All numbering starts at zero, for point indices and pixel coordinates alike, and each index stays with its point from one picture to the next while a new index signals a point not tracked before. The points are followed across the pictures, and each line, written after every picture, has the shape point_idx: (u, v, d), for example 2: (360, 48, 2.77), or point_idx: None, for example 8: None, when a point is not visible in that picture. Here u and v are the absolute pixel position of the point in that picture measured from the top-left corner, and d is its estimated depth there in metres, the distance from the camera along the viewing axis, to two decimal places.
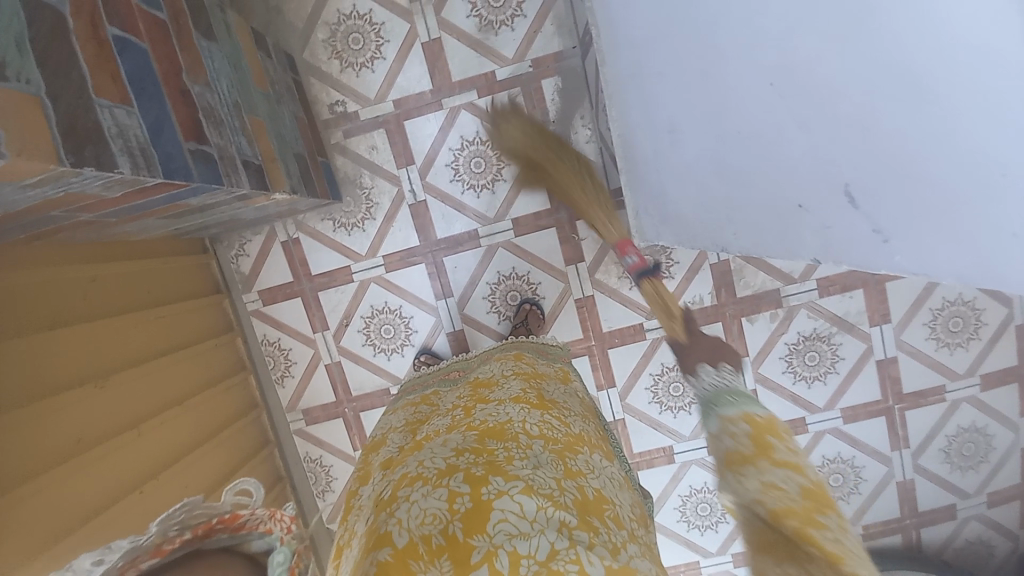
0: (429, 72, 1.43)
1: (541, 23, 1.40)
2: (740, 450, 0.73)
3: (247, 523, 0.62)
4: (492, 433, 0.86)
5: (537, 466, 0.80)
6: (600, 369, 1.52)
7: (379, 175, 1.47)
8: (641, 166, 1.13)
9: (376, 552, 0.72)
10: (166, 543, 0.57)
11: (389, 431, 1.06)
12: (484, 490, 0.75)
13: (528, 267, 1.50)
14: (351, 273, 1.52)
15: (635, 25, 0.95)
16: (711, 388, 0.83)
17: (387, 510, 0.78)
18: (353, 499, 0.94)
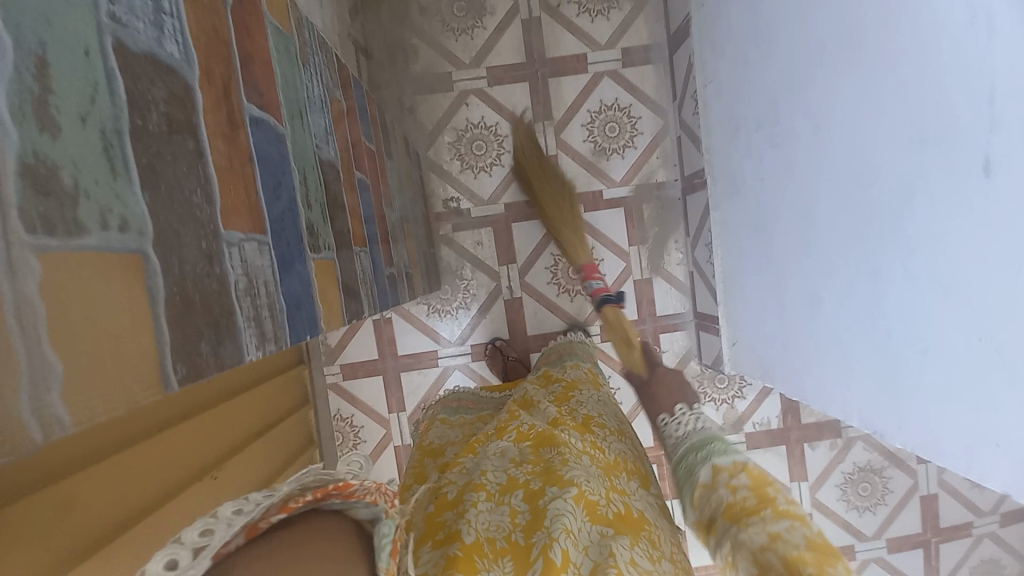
0: (542, 183, 1.53)
1: (650, 155, 1.54)
2: (743, 496, 0.72)
3: (357, 492, 0.43)
4: (541, 443, 0.85)
5: (591, 478, 0.78)
6: (668, 479, 1.57)
7: (480, 270, 1.55)
8: (754, 306, 1.24)
9: (433, 540, 0.72)
10: (291, 500, 0.39)
11: (445, 442, 1.01)
12: (542, 501, 0.75)
13: (610, 372, 1.57)
14: (438, 358, 1.56)
15: (778, 200, 1.07)
16: (693, 437, 0.85)
17: (451, 513, 0.76)
18: (406, 491, 0.90)
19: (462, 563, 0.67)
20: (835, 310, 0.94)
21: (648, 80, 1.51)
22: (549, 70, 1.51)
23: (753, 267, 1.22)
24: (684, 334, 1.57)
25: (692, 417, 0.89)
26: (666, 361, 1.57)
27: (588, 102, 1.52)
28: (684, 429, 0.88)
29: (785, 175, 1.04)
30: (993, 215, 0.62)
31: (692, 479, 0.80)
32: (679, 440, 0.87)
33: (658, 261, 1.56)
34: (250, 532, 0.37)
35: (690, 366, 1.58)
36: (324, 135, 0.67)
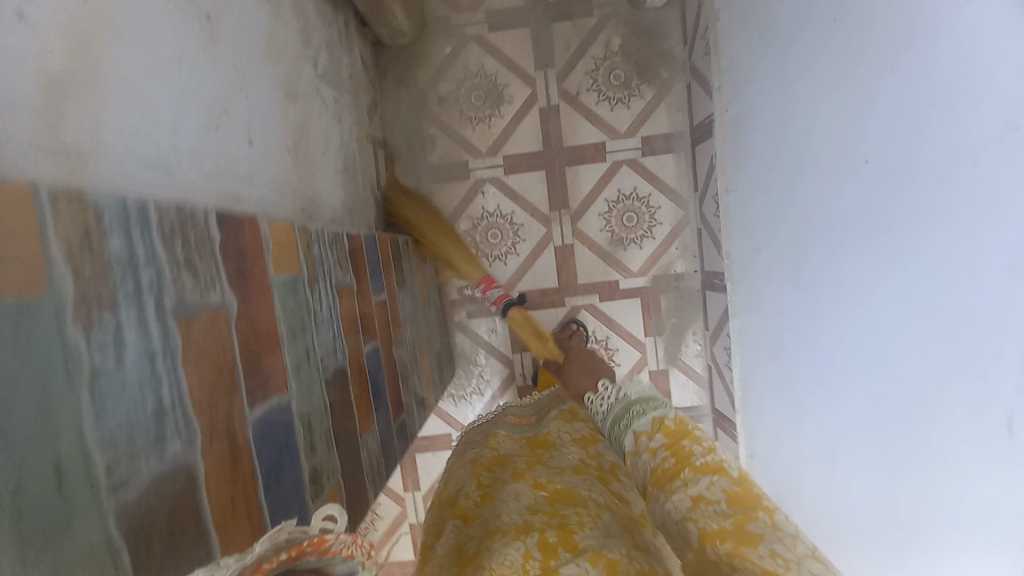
0: (558, 272, 1.52)
1: (669, 245, 1.50)
2: (663, 458, 0.66)
3: (332, 546, 0.44)
4: (561, 499, 0.74)
5: (609, 537, 0.65)
6: None
7: (494, 356, 1.55)
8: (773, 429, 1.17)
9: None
10: (264, 561, 0.43)
11: (456, 487, 0.95)
12: (554, 561, 0.60)
13: None
14: (451, 441, 1.58)
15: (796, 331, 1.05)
16: (618, 407, 0.78)
17: (468, 563, 0.69)
18: (428, 551, 0.86)
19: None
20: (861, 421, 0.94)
21: (669, 169, 1.47)
22: (567, 158, 1.49)
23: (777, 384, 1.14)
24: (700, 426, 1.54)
25: (618, 391, 0.82)
26: None
27: (606, 191, 1.49)
28: (612, 402, 0.80)
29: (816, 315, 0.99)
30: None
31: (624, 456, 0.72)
32: (605, 415, 0.80)
33: (675, 352, 1.53)
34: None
35: None
36: (332, 345, 0.69)
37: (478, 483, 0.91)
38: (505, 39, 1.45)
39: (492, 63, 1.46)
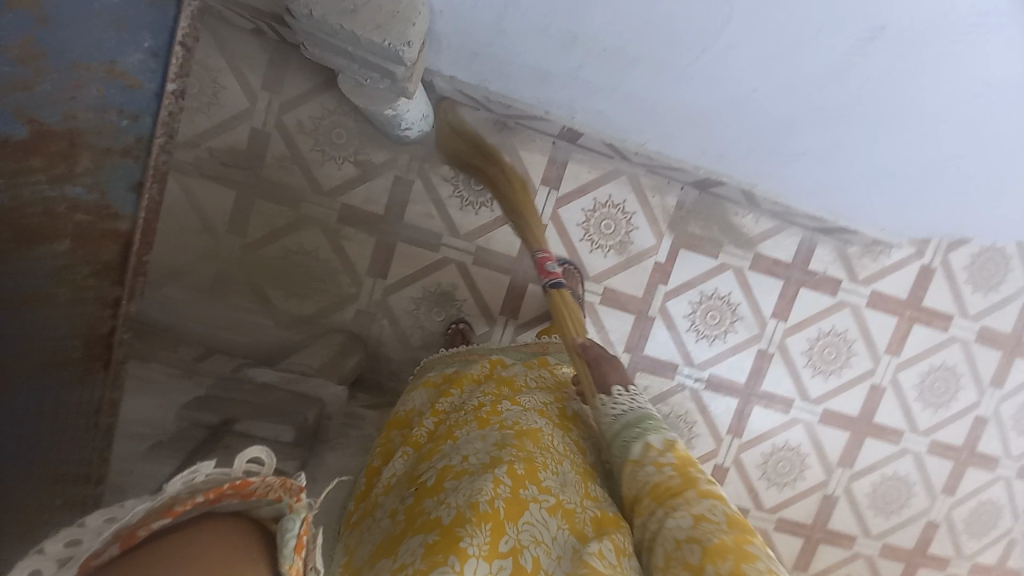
0: (623, 309, 1.54)
1: (649, 201, 1.49)
2: (669, 479, 0.81)
3: (259, 489, 0.50)
4: (528, 437, 0.86)
5: (566, 485, 0.82)
6: (934, 318, 1.60)
7: (669, 397, 1.60)
8: (778, 189, 1.36)
9: (412, 530, 0.75)
10: (176, 503, 0.46)
11: (412, 410, 1.06)
12: (523, 491, 0.76)
13: (817, 326, 1.58)
14: (722, 465, 1.64)
15: (774, 164, 1.23)
16: (630, 417, 0.90)
17: (432, 498, 0.78)
18: (374, 472, 0.96)
19: (443, 542, 0.69)
20: (841, 158, 1.13)
21: (583, 169, 1.45)
22: (527, 257, 1.51)
23: (763, 179, 1.32)
24: (822, 245, 1.54)
25: (631, 398, 0.94)
26: (836, 272, 1.55)
27: (573, 235, 1.48)
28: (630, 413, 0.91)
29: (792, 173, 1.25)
30: (904, 103, 0.91)
31: (625, 461, 0.86)
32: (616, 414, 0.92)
33: (746, 239, 1.52)
34: (127, 542, 0.44)
35: (850, 250, 1.55)
36: None
37: (434, 412, 0.99)
38: (398, 266, 1.47)
39: (413, 288, 1.49)
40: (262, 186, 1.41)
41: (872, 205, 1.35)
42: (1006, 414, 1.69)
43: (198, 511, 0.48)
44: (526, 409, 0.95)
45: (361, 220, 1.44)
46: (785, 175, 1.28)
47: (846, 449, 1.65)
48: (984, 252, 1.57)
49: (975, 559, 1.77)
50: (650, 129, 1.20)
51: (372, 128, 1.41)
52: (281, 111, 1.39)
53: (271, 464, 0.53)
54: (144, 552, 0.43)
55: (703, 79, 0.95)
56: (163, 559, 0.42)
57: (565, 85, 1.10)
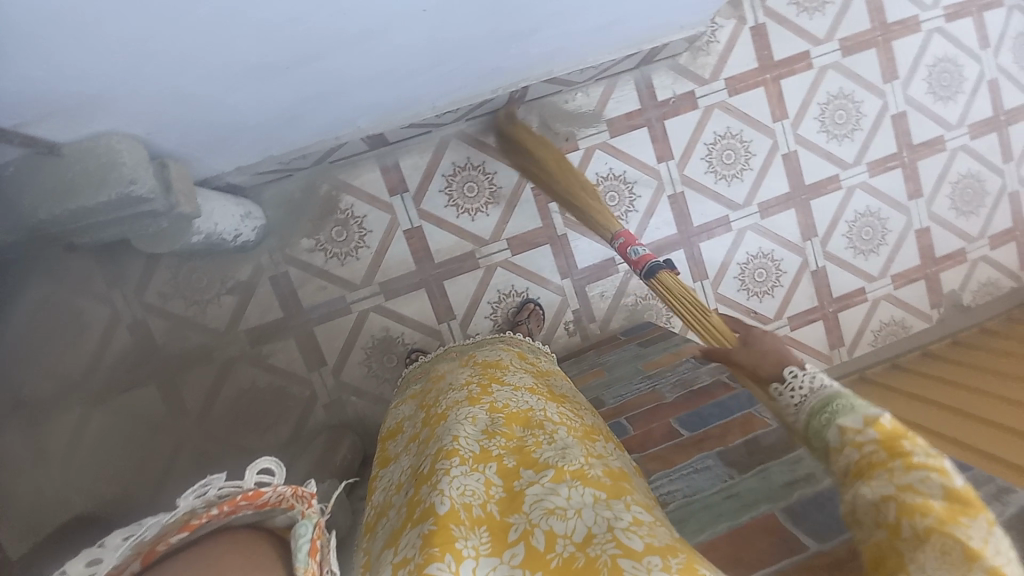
0: (535, 246, 1.56)
1: (489, 143, 1.51)
2: (871, 453, 0.55)
3: (271, 498, 0.47)
4: (518, 422, 0.82)
5: (566, 449, 0.75)
6: (794, 65, 1.60)
7: (627, 286, 1.62)
8: (579, 45, 1.22)
9: (410, 524, 0.69)
10: (192, 517, 0.44)
11: (401, 418, 1.00)
12: (518, 482, 0.71)
13: (705, 140, 1.58)
14: (711, 308, 1.66)
15: (528, 46, 1.11)
16: (813, 402, 0.62)
17: (427, 485, 0.72)
18: (377, 482, 0.90)
19: (439, 534, 0.63)
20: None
21: (418, 158, 1.48)
22: (426, 262, 1.52)
23: (553, 50, 1.19)
24: (656, 73, 1.55)
25: (809, 377, 0.64)
26: (685, 88, 1.56)
27: (450, 219, 1.51)
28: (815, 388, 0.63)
29: (554, 39, 1.13)
30: None
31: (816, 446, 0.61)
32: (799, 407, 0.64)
33: (590, 116, 1.53)
34: (148, 557, 0.42)
35: (681, 60, 1.55)
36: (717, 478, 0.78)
37: (422, 407, 0.95)
38: (329, 345, 1.50)
39: (355, 353, 1.51)
40: (172, 362, 1.44)
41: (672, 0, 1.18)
42: (915, 97, 1.70)
43: (216, 521, 0.45)
44: (517, 390, 0.91)
45: (271, 331, 1.47)
46: (566, 36, 1.14)
47: (802, 223, 1.66)
48: None
49: (978, 233, 1.79)
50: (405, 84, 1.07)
51: (221, 254, 1.41)
52: (140, 294, 1.40)
53: (281, 473, 0.49)
54: (163, 567, 0.42)
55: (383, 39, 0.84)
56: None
57: (317, 120, 1.08)
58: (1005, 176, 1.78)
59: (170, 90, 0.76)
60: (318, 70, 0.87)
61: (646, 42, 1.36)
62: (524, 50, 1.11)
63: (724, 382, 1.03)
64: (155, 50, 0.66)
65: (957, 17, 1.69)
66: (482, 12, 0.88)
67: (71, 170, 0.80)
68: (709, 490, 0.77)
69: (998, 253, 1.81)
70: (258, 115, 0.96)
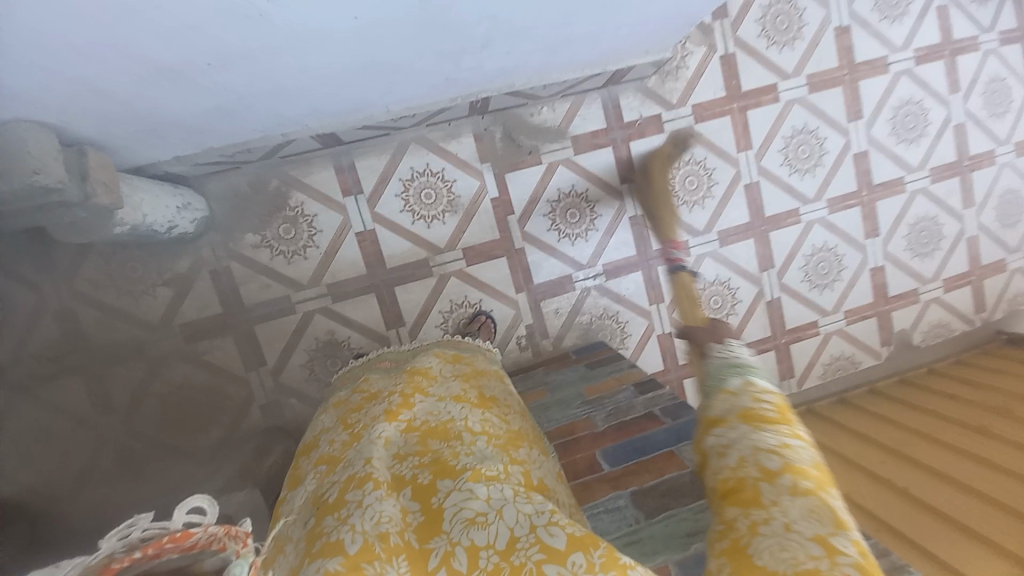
0: (492, 258, 1.53)
1: (450, 150, 1.48)
2: (764, 409, 0.63)
3: (200, 540, 0.48)
4: (436, 435, 0.78)
5: (486, 460, 0.72)
6: (761, 96, 1.61)
7: (583, 304, 1.60)
8: (539, 58, 1.20)
9: (312, 555, 0.62)
10: (112, 561, 0.45)
11: (320, 432, 0.92)
12: (436, 498, 0.67)
13: (668, 164, 1.58)
14: (665, 332, 1.65)
15: (481, 57, 1.08)
16: (729, 360, 0.71)
17: (333, 516, 0.66)
18: (282, 505, 0.82)
19: (347, 575, 0.58)
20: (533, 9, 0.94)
21: (375, 160, 1.44)
22: (378, 267, 1.47)
23: (511, 62, 1.17)
24: (624, 93, 1.54)
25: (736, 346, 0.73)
26: (652, 110, 1.56)
27: (404, 225, 1.48)
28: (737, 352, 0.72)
29: (508, 53, 1.10)
30: None
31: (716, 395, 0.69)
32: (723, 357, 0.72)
33: (555, 131, 1.51)
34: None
35: (650, 82, 1.55)
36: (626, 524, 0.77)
37: (341, 425, 0.87)
38: (270, 346, 1.45)
39: (297, 356, 1.46)
40: (99, 354, 1.37)
41: (634, 24, 1.17)
42: (878, 138, 1.72)
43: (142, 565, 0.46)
44: (439, 400, 0.88)
45: (208, 329, 1.41)
46: (523, 49, 1.11)
47: (760, 253, 1.67)
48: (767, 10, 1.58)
49: (932, 275, 1.83)
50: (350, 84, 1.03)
51: (158, 245, 1.35)
52: (68, 280, 1.33)
53: (212, 514, 0.51)
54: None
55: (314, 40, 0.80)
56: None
57: (256, 114, 1.03)
58: (961, 220, 1.82)
59: (75, 79, 0.71)
60: (245, 70, 0.83)
61: (611, 61, 1.35)
62: (477, 59, 1.08)
63: (656, 415, 1.02)
64: (41, 37, 0.61)
65: (926, 61, 1.72)
66: (421, 23, 0.86)
67: None
68: (613, 534, 0.76)
69: (948, 296, 1.85)
70: (184, 107, 0.91)
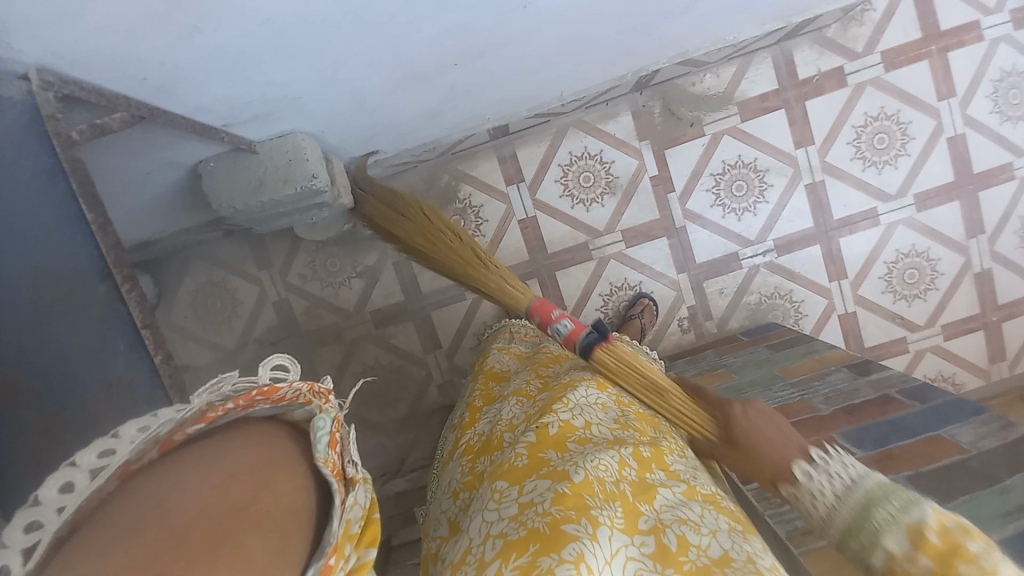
0: (651, 238, 1.50)
1: (606, 131, 1.46)
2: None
3: (288, 394, 0.46)
4: (648, 422, 0.76)
5: (694, 471, 0.69)
6: (967, 34, 1.39)
7: (750, 283, 1.50)
8: (720, 21, 1.14)
9: (537, 474, 0.64)
10: (209, 410, 0.43)
11: (507, 366, 1.00)
12: (651, 473, 0.64)
13: (853, 123, 1.42)
14: (846, 311, 1.50)
15: (672, 26, 1.06)
16: (841, 513, 0.59)
17: (557, 453, 0.67)
18: (478, 414, 0.89)
19: (574, 498, 0.58)
20: None
21: (536, 147, 1.47)
22: (539, 252, 1.51)
23: (694, 28, 1.12)
24: (798, 47, 1.40)
25: (832, 462, 0.62)
26: (832, 63, 1.40)
27: (564, 210, 1.50)
28: (838, 492, 0.60)
29: (696, 18, 1.06)
30: None
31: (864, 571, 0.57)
32: (833, 496, 0.60)
33: (718, 100, 1.43)
34: (166, 446, 0.41)
35: (829, 31, 1.40)
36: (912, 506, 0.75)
37: (540, 373, 0.90)
38: (444, 330, 1.56)
39: (467, 339, 1.56)
40: (306, 336, 1.57)
41: None
42: None
43: (228, 418, 0.44)
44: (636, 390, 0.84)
45: (393, 314, 1.56)
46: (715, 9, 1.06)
47: (967, 216, 1.46)
48: None
49: None
50: (544, 75, 1.06)
51: (352, 241, 1.52)
52: (284, 277, 1.55)
53: (296, 369, 0.47)
54: (177, 457, 0.40)
55: (546, 25, 0.83)
56: (189, 461, 0.39)
57: (457, 112, 1.11)
58: None
59: (348, 88, 0.81)
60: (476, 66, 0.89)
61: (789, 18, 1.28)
62: (668, 28, 1.06)
63: (893, 399, 0.95)
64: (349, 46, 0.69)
65: None
66: None
67: (263, 168, 0.88)
68: None
69: None
70: (410, 112, 1.00)
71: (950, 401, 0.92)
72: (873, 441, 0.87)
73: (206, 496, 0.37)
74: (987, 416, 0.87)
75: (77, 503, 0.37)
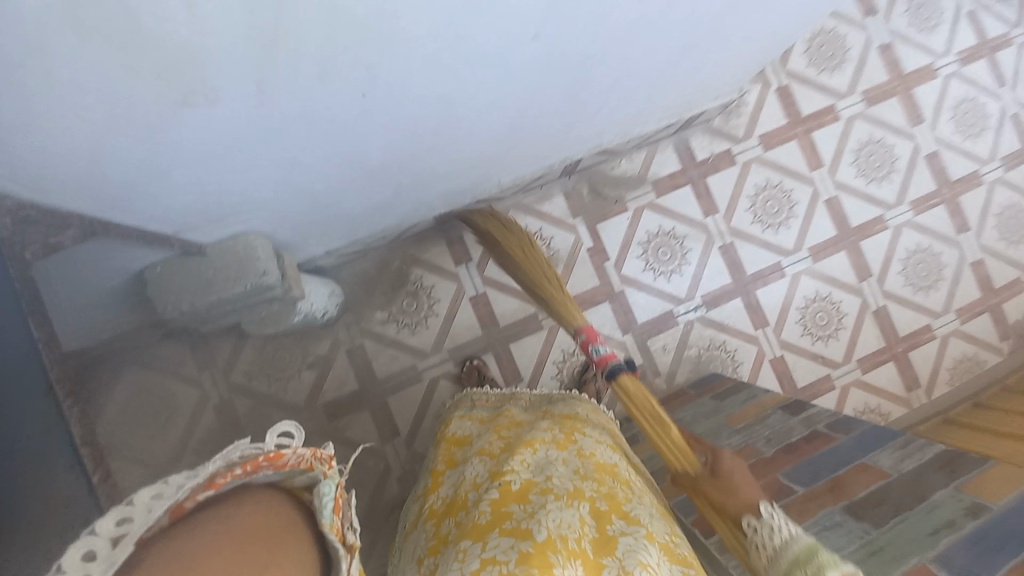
0: (595, 304, 1.61)
1: (544, 212, 1.62)
2: None
3: (296, 458, 0.47)
4: (607, 472, 0.77)
5: (653, 519, 0.71)
6: (820, 121, 1.73)
7: (689, 338, 1.63)
8: (627, 120, 1.37)
9: (500, 529, 0.66)
10: (216, 475, 0.43)
11: (468, 429, 0.98)
12: (611, 523, 0.67)
13: (747, 193, 1.68)
14: (776, 355, 1.65)
15: (587, 126, 1.25)
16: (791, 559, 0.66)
17: (520, 506, 0.68)
18: (441, 476, 0.88)
19: (538, 557, 0.61)
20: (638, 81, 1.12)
21: None
22: (492, 326, 1.57)
23: (605, 126, 1.33)
24: (693, 136, 1.68)
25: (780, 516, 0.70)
26: (721, 148, 1.69)
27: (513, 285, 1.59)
28: (778, 546, 0.68)
29: (607, 118, 1.27)
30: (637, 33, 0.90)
31: None
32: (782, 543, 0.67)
33: (635, 181, 1.65)
34: (176, 513, 0.40)
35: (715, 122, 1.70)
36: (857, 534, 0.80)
37: (501, 434, 0.89)
38: (401, 414, 1.53)
39: (426, 421, 1.53)
40: (250, 437, 1.46)
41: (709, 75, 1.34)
42: (942, 139, 1.79)
43: (236, 481, 0.44)
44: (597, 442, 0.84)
45: (347, 403, 1.51)
46: (620, 113, 1.28)
47: (855, 263, 1.71)
48: (811, 41, 1.74)
49: None
50: (483, 168, 1.20)
51: (303, 331, 1.50)
52: (227, 376, 1.48)
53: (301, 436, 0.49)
54: (194, 524, 0.40)
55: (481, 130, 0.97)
56: (210, 534, 0.40)
57: (406, 204, 1.20)
58: None
59: (302, 190, 0.88)
60: (421, 165, 1.00)
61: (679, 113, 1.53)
62: (585, 127, 1.25)
63: (825, 432, 1.05)
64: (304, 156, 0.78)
65: (971, 62, 1.81)
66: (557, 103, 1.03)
67: (211, 268, 0.89)
68: (851, 546, 0.79)
69: None
70: (361, 207, 1.08)
71: (873, 428, 1.02)
72: (816, 476, 0.94)
73: (240, 568, 0.39)
74: (903, 439, 0.98)
75: (101, 570, 0.36)
